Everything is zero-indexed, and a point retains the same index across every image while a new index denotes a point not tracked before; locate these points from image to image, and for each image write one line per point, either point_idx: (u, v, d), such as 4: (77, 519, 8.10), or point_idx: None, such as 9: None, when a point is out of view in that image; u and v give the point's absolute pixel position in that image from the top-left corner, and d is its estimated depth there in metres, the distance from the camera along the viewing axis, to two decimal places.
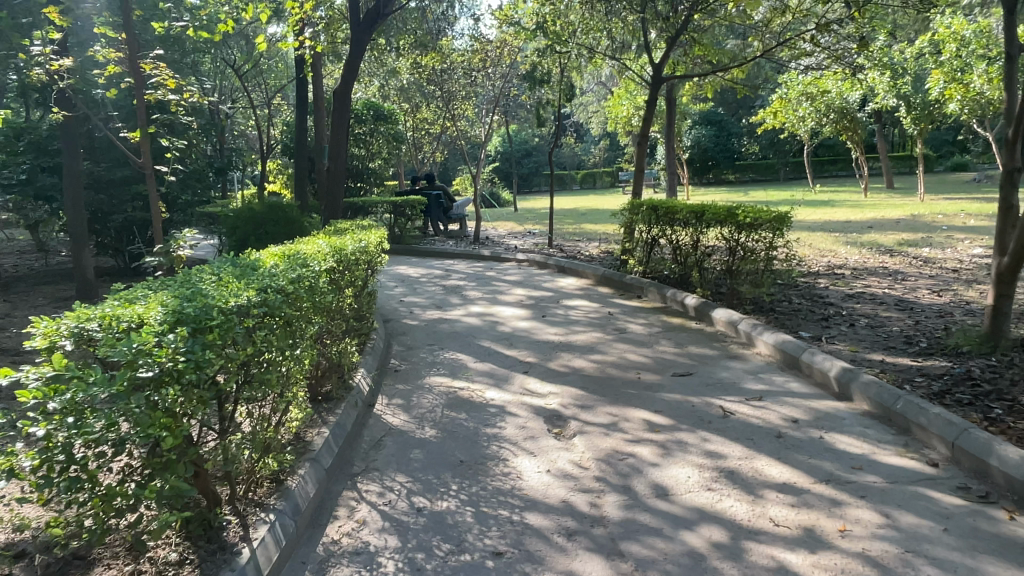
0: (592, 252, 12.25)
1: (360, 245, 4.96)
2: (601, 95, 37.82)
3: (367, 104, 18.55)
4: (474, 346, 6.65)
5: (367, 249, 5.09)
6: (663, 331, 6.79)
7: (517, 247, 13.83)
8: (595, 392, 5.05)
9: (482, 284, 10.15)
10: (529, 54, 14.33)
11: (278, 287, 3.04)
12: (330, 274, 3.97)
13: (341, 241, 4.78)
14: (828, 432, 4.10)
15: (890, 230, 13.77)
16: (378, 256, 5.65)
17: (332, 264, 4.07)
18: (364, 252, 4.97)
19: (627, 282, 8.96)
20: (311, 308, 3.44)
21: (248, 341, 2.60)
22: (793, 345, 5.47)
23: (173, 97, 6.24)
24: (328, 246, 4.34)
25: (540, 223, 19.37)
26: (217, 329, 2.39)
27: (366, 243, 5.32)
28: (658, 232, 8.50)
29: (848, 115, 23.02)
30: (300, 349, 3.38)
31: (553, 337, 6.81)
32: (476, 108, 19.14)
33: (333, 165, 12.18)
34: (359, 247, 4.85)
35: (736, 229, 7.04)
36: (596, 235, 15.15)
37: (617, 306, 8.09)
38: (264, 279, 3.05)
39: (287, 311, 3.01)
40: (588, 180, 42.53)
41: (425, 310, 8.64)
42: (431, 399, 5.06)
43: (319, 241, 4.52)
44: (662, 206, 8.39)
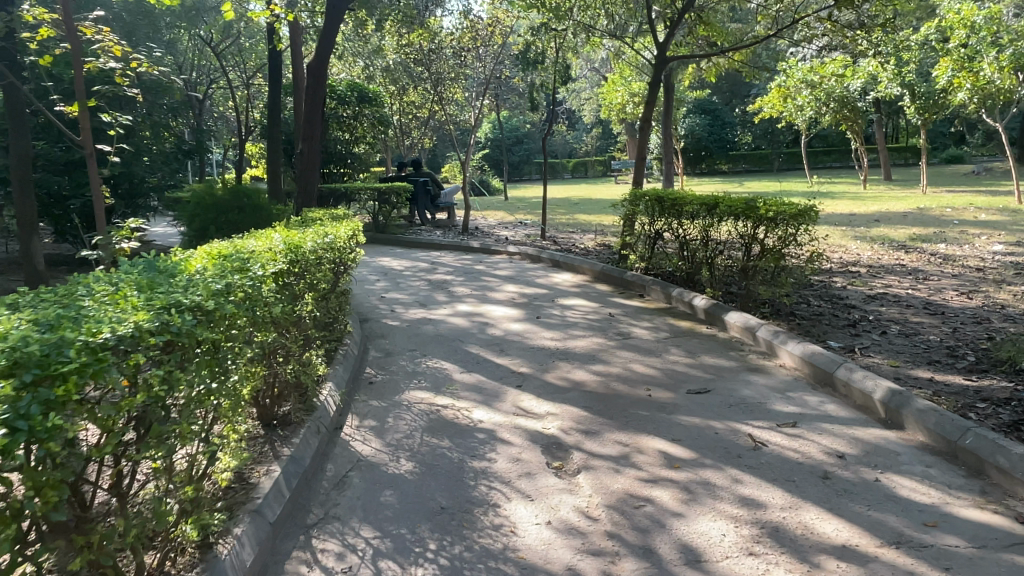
0: (588, 245, 11.54)
1: (327, 240, 4.20)
2: (594, 82, 37.00)
3: (351, 85, 17.66)
4: (461, 352, 5.93)
5: (337, 243, 4.35)
6: (672, 337, 6.08)
7: (508, 239, 13.07)
8: (601, 413, 4.34)
9: (471, 279, 9.42)
10: (523, 33, 13.53)
11: (195, 302, 2.29)
12: (283, 277, 3.22)
13: (303, 235, 4.02)
14: (883, 473, 3.43)
15: (899, 224, 13.14)
16: (349, 252, 4.91)
17: (289, 264, 3.32)
18: (332, 247, 4.22)
19: (627, 279, 8.26)
20: (251, 323, 2.70)
21: (128, 389, 1.89)
22: (825, 358, 4.79)
23: (116, 66, 5.37)
24: (285, 242, 3.59)
25: (531, 213, 18.60)
26: (72, 378, 1.71)
27: (336, 237, 4.57)
28: (663, 225, 7.81)
29: (848, 104, 22.32)
30: (236, 376, 2.65)
31: (549, 343, 6.09)
32: (466, 91, 18.32)
33: (308, 147, 11.39)
34: (325, 243, 4.11)
35: (754, 224, 6.33)
36: (591, 226, 14.43)
37: (617, 306, 7.38)
38: (177, 291, 2.31)
39: (206, 335, 2.26)
40: (580, 169, 41.79)
41: (407, 308, 7.88)
42: (408, 422, 4.32)
43: (274, 236, 3.76)
44: (668, 197, 7.69)
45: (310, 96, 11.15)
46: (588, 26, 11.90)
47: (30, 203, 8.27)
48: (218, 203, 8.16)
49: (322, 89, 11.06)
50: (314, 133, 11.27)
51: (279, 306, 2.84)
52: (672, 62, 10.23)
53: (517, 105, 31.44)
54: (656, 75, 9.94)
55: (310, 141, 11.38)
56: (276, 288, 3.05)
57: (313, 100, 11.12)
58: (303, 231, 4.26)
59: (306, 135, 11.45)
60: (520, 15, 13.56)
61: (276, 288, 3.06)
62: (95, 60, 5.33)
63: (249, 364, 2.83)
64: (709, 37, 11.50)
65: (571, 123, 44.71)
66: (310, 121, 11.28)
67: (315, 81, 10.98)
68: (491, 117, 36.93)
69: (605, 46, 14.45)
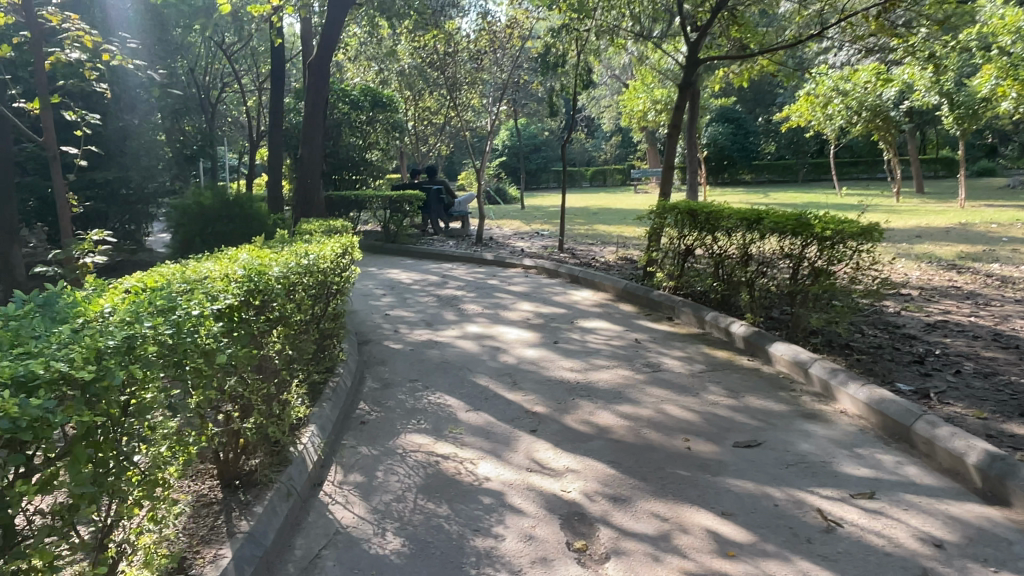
0: (609, 259, 10.84)
1: (302, 261, 3.52)
2: (615, 89, 36.33)
3: (364, 89, 17.14)
4: (469, 384, 5.24)
5: (318, 266, 3.67)
6: (709, 371, 5.36)
7: (524, 250, 12.39)
8: (632, 472, 3.62)
9: (483, 295, 8.75)
10: (542, 35, 12.88)
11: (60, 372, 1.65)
12: (240, 311, 2.55)
13: (276, 256, 3.34)
14: (998, 572, 2.69)
15: (942, 240, 12.31)
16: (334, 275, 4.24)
17: (253, 294, 2.65)
18: (311, 270, 3.53)
19: (653, 300, 7.53)
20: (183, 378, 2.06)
21: None
22: (899, 408, 4.05)
23: (81, 58, 4.75)
24: (247, 265, 2.91)
25: (549, 223, 17.93)
26: None
27: (319, 258, 3.86)
28: (697, 240, 7.09)
29: (881, 114, 21.59)
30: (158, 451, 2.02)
31: (568, 375, 5.37)
32: (483, 96, 17.71)
33: (308, 151, 10.73)
34: (303, 266, 3.42)
35: (806, 243, 5.57)
36: (613, 238, 13.71)
37: (643, 331, 6.64)
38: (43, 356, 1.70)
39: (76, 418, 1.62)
40: (598, 178, 41.12)
41: (412, 328, 7.20)
42: (402, 477, 3.62)
43: (242, 257, 3.11)
44: (703, 211, 6.99)
45: (311, 96, 10.59)
46: (612, 27, 11.21)
47: (9, 206, 7.74)
48: (207, 212, 7.56)
49: (325, 88, 10.49)
50: (315, 135, 10.64)
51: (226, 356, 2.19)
52: (704, 62, 9.50)
53: (534, 110, 30.89)
54: (687, 77, 9.20)
55: (311, 146, 10.74)
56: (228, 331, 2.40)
57: (314, 98, 10.48)
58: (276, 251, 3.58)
59: (306, 138, 10.86)
60: (540, 16, 12.90)
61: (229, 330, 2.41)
62: (59, 52, 4.73)
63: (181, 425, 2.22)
64: (743, 39, 10.73)
65: (590, 131, 44.05)
66: (310, 123, 10.67)
67: (316, 79, 10.40)
68: (510, 124, 36.42)
69: (629, 50, 13.76)
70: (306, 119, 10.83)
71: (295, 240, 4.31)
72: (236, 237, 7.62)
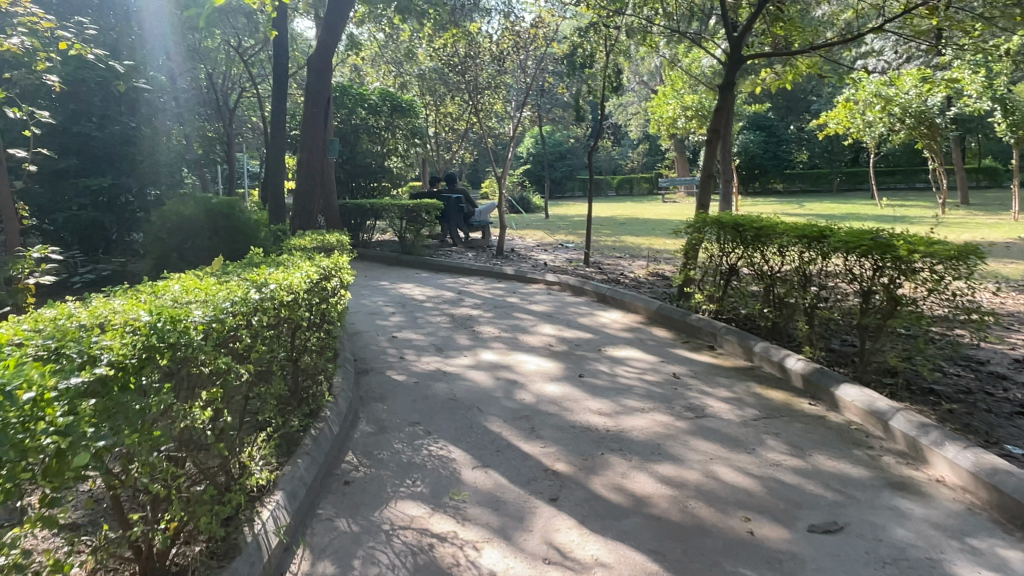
0: (639, 275, 9.99)
1: (257, 291, 2.81)
2: (643, 95, 35.51)
3: (383, 94, 16.49)
4: (478, 429, 4.44)
5: (281, 294, 2.96)
6: (766, 420, 4.50)
7: (547, 264, 11.61)
8: (679, 569, 2.80)
9: (501, 315, 7.97)
10: (569, 34, 12.11)
11: None
12: (139, 373, 1.89)
13: (220, 288, 2.61)
14: None
15: (1006, 257, 11.24)
16: (307, 304, 3.48)
17: (162, 345, 1.98)
18: (270, 301, 2.82)
19: (691, 324, 6.68)
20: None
21: None
22: (1021, 485, 3.22)
23: (25, 42, 4.00)
24: (162, 308, 2.20)
25: (574, 233, 17.12)
26: None
27: (286, 285, 3.16)
28: (743, 258, 6.25)
29: (926, 121, 20.42)
30: None
31: (596, 420, 4.55)
32: (506, 102, 16.98)
33: (309, 156, 10.06)
34: (257, 299, 2.71)
35: (880, 265, 4.68)
36: (641, 251, 12.86)
37: (682, 363, 5.79)
38: None
39: None
40: (625, 186, 40.35)
41: (419, 354, 6.42)
42: (384, 569, 2.84)
43: (167, 294, 2.41)
44: (751, 226, 6.16)
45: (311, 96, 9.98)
46: (645, 26, 10.39)
47: None
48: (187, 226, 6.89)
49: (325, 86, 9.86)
50: (317, 137, 9.98)
51: (85, 453, 1.54)
52: (747, 60, 8.61)
53: (561, 116, 30.11)
54: (728, 77, 8.33)
55: (312, 149, 10.06)
56: (109, 407, 1.74)
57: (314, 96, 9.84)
58: (224, 280, 2.88)
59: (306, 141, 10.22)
60: (567, 14, 12.15)
61: (112, 405, 1.75)
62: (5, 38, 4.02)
63: (22, 556, 1.58)
64: (786, 37, 9.81)
65: (617, 139, 43.33)
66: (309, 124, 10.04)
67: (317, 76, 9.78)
68: (535, 131, 35.81)
69: (660, 52, 12.89)
70: (305, 120, 10.21)
71: (263, 264, 3.61)
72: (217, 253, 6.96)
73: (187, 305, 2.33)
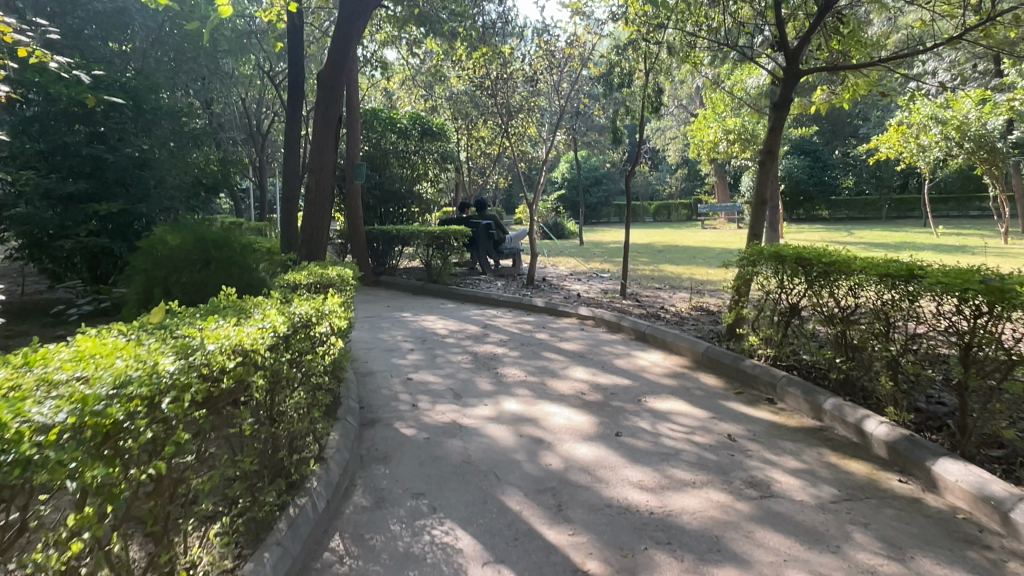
0: (681, 310, 9.18)
1: (183, 357, 2.25)
2: (682, 120, 34.86)
3: (414, 118, 16.03)
4: (494, 506, 3.69)
5: (220, 359, 2.35)
6: (848, 504, 3.65)
7: (581, 295, 10.88)
8: None
9: (529, 354, 7.24)
10: (606, 53, 11.51)
11: None
12: None
13: (113, 363, 2.08)
14: None
15: None
16: (280, 363, 2.85)
17: None
18: (200, 369, 2.24)
19: (745, 372, 5.86)
20: None
21: None
22: None
23: None
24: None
25: (610, 261, 16.37)
26: None
27: (237, 343, 2.55)
28: (809, 298, 5.47)
29: (988, 145, 18.77)
30: None
31: (637, 496, 3.77)
32: (541, 126, 16.44)
33: (318, 180, 9.17)
34: (174, 372, 2.13)
35: (990, 312, 3.86)
36: (683, 282, 12.04)
37: (737, 423, 4.95)
38: None
39: None
40: (662, 213, 39.66)
41: (435, 401, 5.70)
42: None
43: (26, 383, 1.90)
44: (819, 262, 5.40)
45: (321, 116, 9.20)
46: (687, 43, 9.69)
47: None
48: (175, 256, 5.81)
49: (337, 104, 9.08)
50: (326, 161, 9.07)
51: None
52: (804, 75, 7.79)
53: (597, 140, 29.62)
54: (783, 95, 7.53)
55: (322, 175, 9.17)
56: None
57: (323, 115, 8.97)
58: (141, 345, 2.31)
59: (315, 166, 9.39)
60: (606, 33, 11.58)
61: None
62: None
63: None
64: (844, 52, 9.03)
65: (654, 164, 42.72)
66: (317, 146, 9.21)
67: (327, 93, 8.92)
68: (571, 156, 35.39)
69: (703, 72, 12.17)
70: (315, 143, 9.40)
71: (226, 313, 3.00)
72: (212, 288, 5.81)
73: (51, 398, 1.81)
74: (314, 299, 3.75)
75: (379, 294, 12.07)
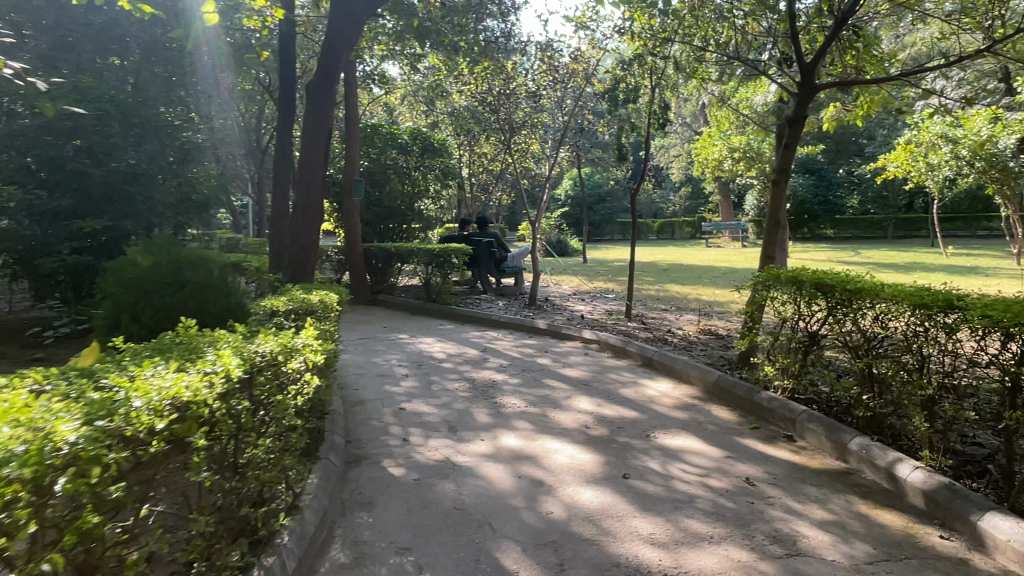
0: (690, 333, 8.77)
1: (98, 422, 1.92)
2: (687, 137, 34.67)
3: (414, 133, 15.74)
4: (489, 566, 3.26)
5: (143, 421, 2.01)
6: (887, 566, 3.23)
7: (585, 317, 10.47)
8: None
9: (530, 382, 6.83)
10: (611, 68, 11.24)
11: None
12: None
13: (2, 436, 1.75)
14: None
15: None
16: (229, 415, 2.49)
17: None
18: (115, 436, 1.91)
19: (762, 405, 5.45)
20: None
21: None
22: None
23: None
24: None
25: (614, 280, 16.01)
26: None
27: (173, 395, 2.21)
28: (830, 328, 5.10)
29: (1000, 164, 18.52)
30: None
31: (648, 553, 3.36)
32: (543, 142, 16.14)
33: (304, 197, 8.56)
34: (75, 443, 1.79)
35: None
36: (690, 303, 11.65)
37: (755, 464, 4.53)
38: None
39: None
40: (666, 231, 39.42)
41: (428, 435, 5.29)
42: None
43: None
44: (840, 289, 5.03)
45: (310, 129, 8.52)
46: (695, 59, 9.40)
47: None
48: (147, 279, 5.46)
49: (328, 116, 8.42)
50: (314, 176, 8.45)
51: None
52: (820, 90, 7.48)
53: (601, 157, 29.39)
54: (798, 110, 7.18)
55: (309, 191, 8.56)
56: None
57: (309, 128, 8.34)
58: (46, 410, 1.96)
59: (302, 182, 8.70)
60: (611, 47, 11.32)
61: None
62: None
63: None
64: (859, 67, 8.71)
65: (658, 181, 42.56)
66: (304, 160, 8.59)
67: (315, 105, 8.27)
68: (574, 174, 35.21)
69: (710, 89, 11.88)
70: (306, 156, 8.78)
71: (172, 357, 2.65)
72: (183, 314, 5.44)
73: None
74: (283, 334, 3.40)
75: (377, 313, 11.69)
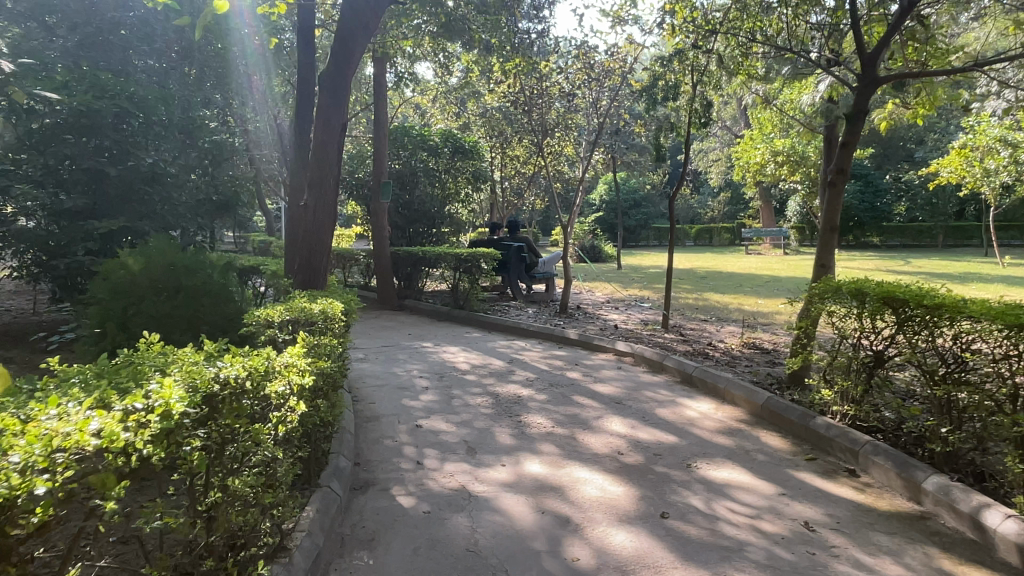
0: (732, 347, 8.14)
1: None
2: (727, 141, 33.75)
3: (445, 135, 15.35)
4: None
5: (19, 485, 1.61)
6: None
7: (619, 327, 9.90)
8: None
9: (558, 399, 6.31)
10: (649, 65, 10.69)
11: None
12: None
13: None
14: None
15: None
16: (162, 456, 2.07)
17: None
18: None
19: (820, 434, 4.84)
20: None
21: None
22: None
23: None
24: None
25: (649, 288, 15.40)
26: None
27: (76, 443, 1.80)
28: (901, 348, 4.47)
29: None
30: None
31: None
32: (577, 144, 15.61)
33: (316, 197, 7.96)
34: None
35: None
36: (730, 314, 10.99)
37: (814, 505, 3.94)
38: None
39: None
40: (703, 236, 38.53)
41: (444, 458, 4.82)
42: None
43: None
44: (915, 305, 4.40)
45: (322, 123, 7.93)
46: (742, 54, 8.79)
47: None
48: (140, 282, 5.18)
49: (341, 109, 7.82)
50: (327, 174, 7.88)
51: None
52: (882, 83, 6.86)
53: (638, 161, 28.74)
54: (857, 106, 6.54)
55: (322, 191, 7.98)
56: None
57: (323, 123, 7.79)
58: None
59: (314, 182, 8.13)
60: (651, 44, 10.76)
61: None
62: None
63: None
64: (921, 61, 8.00)
65: (696, 186, 41.64)
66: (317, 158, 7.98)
67: (330, 99, 7.74)
68: (610, 178, 34.58)
69: (754, 88, 11.23)
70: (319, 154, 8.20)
71: (100, 390, 2.27)
72: (179, 319, 5.19)
73: None
74: (257, 354, 2.96)
75: (402, 319, 11.30)
